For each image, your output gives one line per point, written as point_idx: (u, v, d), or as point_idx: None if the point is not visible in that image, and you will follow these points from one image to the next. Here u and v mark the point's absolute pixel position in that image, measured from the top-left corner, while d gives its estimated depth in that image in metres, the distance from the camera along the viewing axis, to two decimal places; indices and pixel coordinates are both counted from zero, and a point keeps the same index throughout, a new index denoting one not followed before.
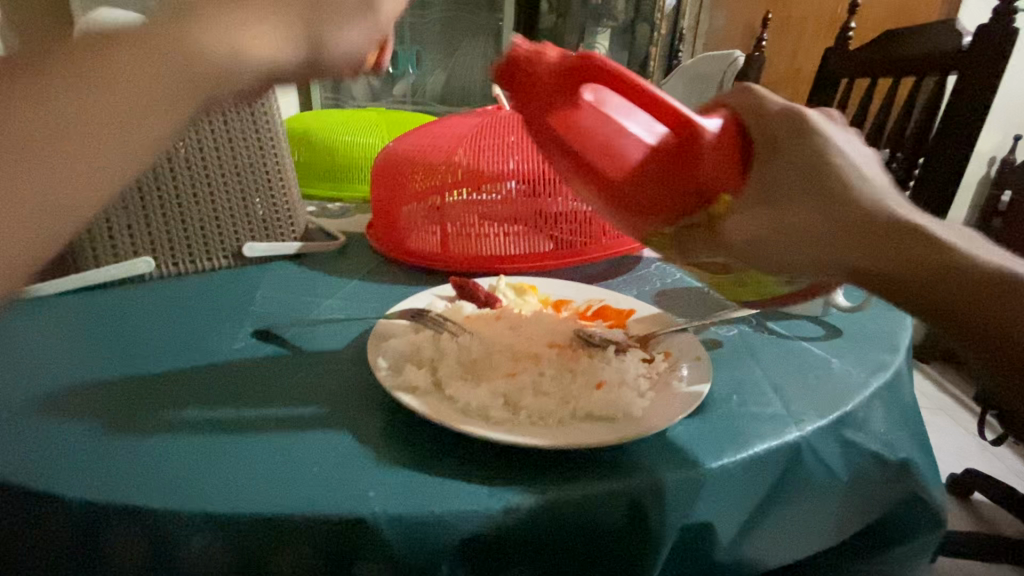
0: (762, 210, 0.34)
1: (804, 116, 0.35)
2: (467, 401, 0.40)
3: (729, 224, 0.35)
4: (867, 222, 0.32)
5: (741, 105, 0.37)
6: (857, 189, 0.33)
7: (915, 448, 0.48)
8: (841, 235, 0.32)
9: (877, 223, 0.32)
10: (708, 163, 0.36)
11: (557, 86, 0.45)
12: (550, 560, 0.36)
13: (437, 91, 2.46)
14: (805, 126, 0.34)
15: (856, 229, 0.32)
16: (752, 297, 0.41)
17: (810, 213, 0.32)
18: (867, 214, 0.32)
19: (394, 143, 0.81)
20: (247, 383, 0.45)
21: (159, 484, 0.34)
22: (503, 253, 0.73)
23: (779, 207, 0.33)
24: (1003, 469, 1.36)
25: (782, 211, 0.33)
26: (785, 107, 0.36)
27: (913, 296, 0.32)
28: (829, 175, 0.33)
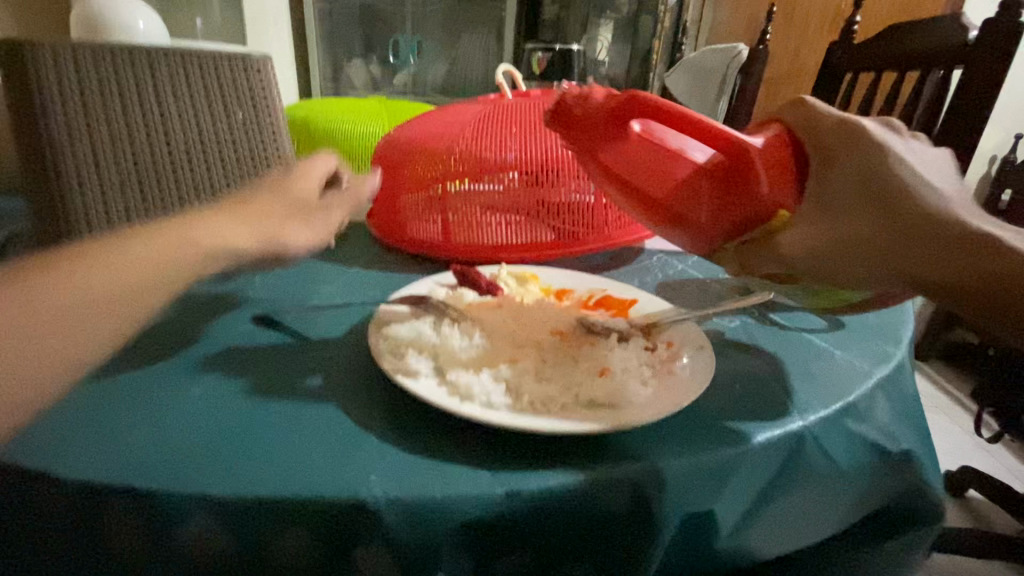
0: (821, 222, 0.35)
1: (860, 127, 0.36)
2: (469, 385, 0.39)
3: (787, 237, 0.36)
4: (925, 225, 0.32)
5: (798, 120, 0.39)
6: (914, 193, 0.33)
7: (918, 440, 0.47)
8: (899, 239, 0.32)
9: (939, 224, 0.32)
10: (763, 182, 0.40)
11: (606, 122, 0.52)
12: (550, 546, 0.36)
13: (438, 82, 2.49)
14: (855, 135, 0.36)
15: (913, 230, 0.32)
16: (828, 305, 0.43)
17: (865, 220, 0.33)
18: (928, 215, 0.32)
19: (394, 131, 0.80)
20: (246, 368, 0.45)
21: (155, 466, 0.34)
22: (505, 241, 0.73)
23: (838, 217, 0.34)
24: (999, 467, 1.36)
25: (841, 222, 0.34)
26: (839, 117, 0.37)
27: (985, 300, 0.31)
28: (885, 182, 0.33)
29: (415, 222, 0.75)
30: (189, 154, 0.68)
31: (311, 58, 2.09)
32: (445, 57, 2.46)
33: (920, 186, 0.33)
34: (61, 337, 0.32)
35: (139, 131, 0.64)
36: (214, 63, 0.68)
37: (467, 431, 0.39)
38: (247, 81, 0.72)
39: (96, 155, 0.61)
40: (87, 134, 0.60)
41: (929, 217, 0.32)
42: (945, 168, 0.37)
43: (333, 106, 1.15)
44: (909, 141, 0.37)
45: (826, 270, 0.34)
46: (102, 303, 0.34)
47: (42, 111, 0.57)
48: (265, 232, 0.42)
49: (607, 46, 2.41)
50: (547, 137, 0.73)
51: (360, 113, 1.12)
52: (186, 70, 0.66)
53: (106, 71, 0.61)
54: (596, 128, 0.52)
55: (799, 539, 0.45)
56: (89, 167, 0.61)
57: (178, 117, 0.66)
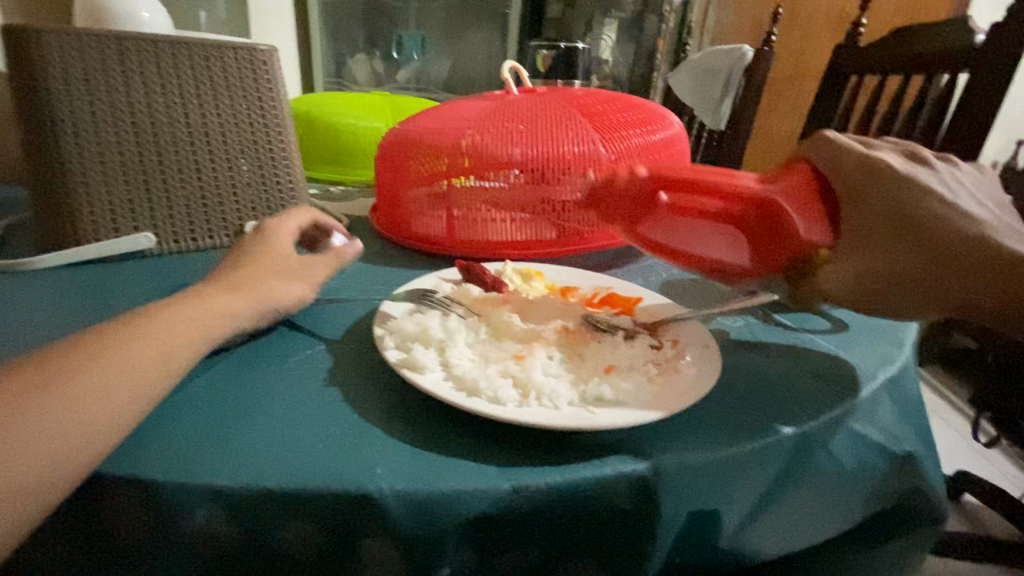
0: (856, 255, 0.42)
1: (884, 163, 0.42)
2: (477, 382, 0.39)
3: (825, 274, 0.43)
4: (948, 251, 0.40)
5: (824, 157, 0.45)
6: (943, 220, 0.40)
7: (920, 442, 0.47)
8: (929, 263, 0.40)
9: (959, 248, 0.40)
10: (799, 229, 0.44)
11: (637, 194, 0.53)
12: (555, 541, 0.36)
13: (441, 78, 2.48)
14: (881, 173, 0.42)
15: (939, 256, 0.40)
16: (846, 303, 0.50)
17: (901, 251, 0.40)
18: (949, 241, 0.40)
19: (400, 126, 0.79)
20: (251, 361, 0.45)
21: (160, 459, 0.33)
22: (510, 239, 0.73)
23: (871, 251, 0.41)
24: (994, 471, 1.37)
25: (874, 255, 0.41)
26: (867, 154, 0.43)
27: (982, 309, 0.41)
28: (915, 216, 0.40)
29: (419, 218, 0.75)
30: (192, 147, 0.65)
31: (315, 51, 2.08)
32: (448, 53, 2.46)
33: (946, 212, 0.40)
34: (96, 403, 0.32)
35: (143, 120, 0.63)
36: (223, 54, 0.65)
37: (473, 426, 0.39)
38: (254, 73, 0.68)
39: (99, 143, 0.61)
40: (92, 122, 0.61)
41: (950, 242, 0.40)
42: (967, 187, 0.43)
43: (336, 99, 1.14)
44: (927, 170, 0.43)
45: (868, 293, 0.42)
46: (128, 370, 0.34)
47: (48, 98, 0.59)
48: (260, 296, 0.47)
49: (611, 45, 2.41)
50: (554, 134, 0.72)
51: (364, 106, 1.11)
52: (192, 60, 0.63)
53: (110, 57, 0.60)
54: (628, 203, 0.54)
55: (801, 539, 0.45)
56: (93, 155, 0.61)
57: (182, 108, 0.64)
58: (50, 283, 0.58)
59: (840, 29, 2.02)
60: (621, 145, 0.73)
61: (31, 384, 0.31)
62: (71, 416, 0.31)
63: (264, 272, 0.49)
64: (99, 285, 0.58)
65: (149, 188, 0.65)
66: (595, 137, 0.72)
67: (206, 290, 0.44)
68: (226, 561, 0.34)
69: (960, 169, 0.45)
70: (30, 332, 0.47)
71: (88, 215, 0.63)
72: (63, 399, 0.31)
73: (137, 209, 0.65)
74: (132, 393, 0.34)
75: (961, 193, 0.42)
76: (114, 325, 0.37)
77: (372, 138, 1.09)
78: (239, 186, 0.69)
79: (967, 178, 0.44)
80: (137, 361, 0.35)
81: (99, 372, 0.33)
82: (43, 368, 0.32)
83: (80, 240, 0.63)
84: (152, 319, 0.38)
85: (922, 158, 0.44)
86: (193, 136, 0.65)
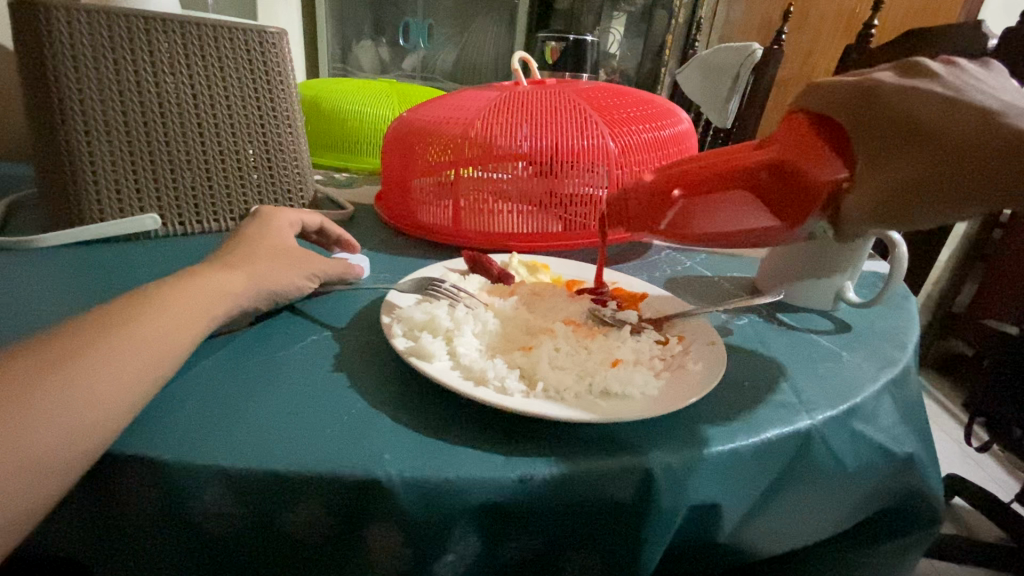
0: (869, 176, 0.33)
1: (881, 81, 0.33)
2: (484, 370, 0.40)
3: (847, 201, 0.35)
4: (971, 137, 0.30)
5: (818, 101, 0.37)
6: (952, 115, 0.31)
7: (920, 445, 0.48)
8: (953, 162, 0.30)
9: (985, 135, 0.30)
10: (814, 168, 0.37)
11: (649, 196, 0.52)
12: (557, 530, 0.36)
13: (447, 68, 2.48)
14: (868, 89, 0.34)
15: (958, 150, 0.30)
16: None
17: (918, 158, 0.31)
18: (966, 128, 0.30)
19: (409, 114, 0.78)
20: (257, 345, 0.45)
21: (170, 439, 0.34)
22: (515, 231, 0.73)
23: (885, 166, 0.33)
24: (983, 476, 1.38)
25: (888, 171, 0.33)
26: (854, 80, 0.35)
27: None
28: (928, 113, 0.31)
29: (425, 207, 0.75)
30: (199, 130, 0.65)
31: (321, 36, 2.08)
32: (455, 42, 2.43)
33: (960, 106, 0.31)
34: (114, 372, 0.33)
35: (152, 101, 0.62)
36: (232, 35, 0.64)
37: (478, 415, 0.39)
38: (263, 56, 0.67)
39: (107, 124, 0.61)
40: (99, 102, 0.60)
41: (971, 128, 0.30)
42: (982, 82, 0.32)
43: (345, 85, 1.14)
44: (936, 69, 0.33)
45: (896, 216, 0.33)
46: (141, 339, 0.35)
47: (55, 76, 0.58)
48: (258, 278, 0.46)
49: (619, 39, 2.38)
50: (563, 127, 0.72)
51: (372, 93, 1.11)
52: (201, 42, 0.62)
53: (119, 36, 0.59)
54: (649, 205, 0.53)
55: (797, 537, 0.45)
56: (100, 136, 0.61)
57: (190, 90, 0.63)
58: (56, 261, 0.58)
59: (849, 31, 2.02)
60: (630, 139, 0.73)
61: (55, 357, 0.32)
62: (86, 389, 0.31)
63: (264, 256, 0.49)
64: (104, 266, 0.58)
65: (156, 170, 0.64)
66: (605, 131, 0.72)
67: (202, 269, 0.44)
68: (234, 543, 0.34)
69: (971, 71, 0.33)
70: (37, 310, 0.47)
71: (94, 194, 0.62)
72: (66, 382, 0.31)
73: (144, 189, 0.65)
74: (129, 375, 0.33)
75: (970, 88, 0.32)
76: (110, 308, 0.36)
77: (377, 127, 1.08)
78: (246, 170, 0.70)
79: (980, 76, 0.33)
80: (136, 345, 0.34)
81: (98, 355, 0.33)
82: (40, 354, 0.32)
83: (84, 220, 0.63)
84: (147, 300, 0.38)
85: (921, 69, 0.34)
86: (200, 115, 0.64)
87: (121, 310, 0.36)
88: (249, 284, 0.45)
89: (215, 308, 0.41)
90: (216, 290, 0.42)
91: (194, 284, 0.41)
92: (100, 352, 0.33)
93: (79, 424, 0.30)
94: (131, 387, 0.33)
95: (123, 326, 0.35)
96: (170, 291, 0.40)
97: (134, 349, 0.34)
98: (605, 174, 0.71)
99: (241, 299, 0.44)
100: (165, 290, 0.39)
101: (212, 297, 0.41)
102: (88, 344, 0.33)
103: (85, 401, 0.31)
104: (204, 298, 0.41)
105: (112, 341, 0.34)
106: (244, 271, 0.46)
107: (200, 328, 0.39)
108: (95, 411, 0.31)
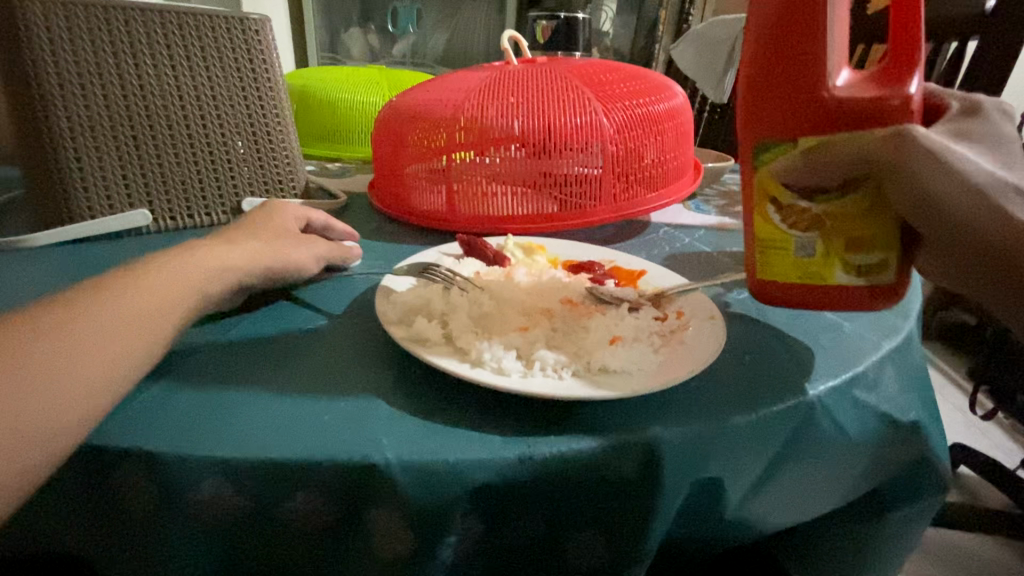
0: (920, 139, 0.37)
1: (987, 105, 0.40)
2: (481, 352, 0.39)
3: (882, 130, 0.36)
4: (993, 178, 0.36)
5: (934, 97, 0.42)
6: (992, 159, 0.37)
7: (924, 411, 0.47)
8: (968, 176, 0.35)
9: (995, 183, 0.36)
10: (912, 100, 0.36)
11: None
12: (559, 510, 0.36)
13: (438, 53, 2.45)
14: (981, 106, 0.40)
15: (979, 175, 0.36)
16: (797, 276, 0.42)
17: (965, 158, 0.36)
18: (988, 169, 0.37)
19: (398, 99, 0.77)
20: (250, 336, 0.44)
21: (166, 431, 0.33)
22: (510, 213, 0.71)
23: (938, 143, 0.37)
24: (987, 444, 1.38)
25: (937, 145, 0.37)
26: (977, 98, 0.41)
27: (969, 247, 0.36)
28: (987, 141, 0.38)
29: (419, 193, 0.74)
30: (185, 122, 0.64)
31: (308, 25, 2.05)
32: (444, 25, 2.39)
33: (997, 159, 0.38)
34: (112, 341, 0.33)
35: (134, 94, 0.61)
36: (213, 24, 0.63)
37: (476, 396, 0.38)
38: (246, 45, 0.66)
39: (90, 119, 0.60)
40: (81, 98, 0.59)
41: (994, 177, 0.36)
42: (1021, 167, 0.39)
43: (333, 73, 1.12)
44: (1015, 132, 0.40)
45: (906, 161, 0.35)
46: (137, 313, 0.35)
47: (35, 73, 0.57)
48: (258, 253, 0.46)
49: (612, 16, 2.34)
50: (556, 105, 0.70)
51: (361, 80, 1.09)
52: (182, 32, 0.61)
53: (97, 29, 0.58)
54: None
55: (802, 510, 0.45)
56: (84, 132, 0.60)
57: (174, 83, 0.62)
58: (45, 260, 0.57)
59: None
60: (624, 116, 0.71)
61: (52, 325, 0.32)
62: (81, 355, 0.31)
63: (259, 235, 0.49)
64: (96, 263, 0.57)
65: (144, 165, 0.63)
66: (597, 107, 0.71)
67: (200, 245, 0.44)
68: (234, 533, 0.34)
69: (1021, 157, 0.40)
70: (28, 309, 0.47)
71: (83, 190, 0.62)
72: (41, 362, 0.30)
73: (133, 186, 0.64)
74: (107, 356, 0.32)
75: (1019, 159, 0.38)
76: (101, 285, 0.36)
77: (368, 115, 1.07)
78: (235, 163, 0.68)
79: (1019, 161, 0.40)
80: (130, 317, 0.34)
81: (85, 331, 0.32)
82: (38, 320, 0.32)
83: (74, 218, 0.62)
84: (146, 272, 0.38)
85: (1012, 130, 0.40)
86: (185, 108, 0.63)
87: (119, 280, 0.36)
88: (247, 258, 0.45)
89: (213, 281, 0.41)
90: (215, 261, 0.42)
91: (192, 256, 0.41)
92: (99, 319, 0.33)
93: (78, 392, 0.30)
94: (129, 356, 0.33)
95: (121, 294, 0.35)
96: (167, 261, 0.40)
97: (136, 318, 0.35)
98: (601, 152, 0.70)
99: (245, 275, 0.44)
100: (161, 262, 0.40)
101: (211, 268, 0.42)
102: (87, 311, 0.33)
103: (86, 368, 0.31)
104: (202, 270, 0.41)
105: (111, 309, 0.34)
106: (245, 248, 0.46)
107: (196, 301, 0.39)
108: (94, 380, 0.31)
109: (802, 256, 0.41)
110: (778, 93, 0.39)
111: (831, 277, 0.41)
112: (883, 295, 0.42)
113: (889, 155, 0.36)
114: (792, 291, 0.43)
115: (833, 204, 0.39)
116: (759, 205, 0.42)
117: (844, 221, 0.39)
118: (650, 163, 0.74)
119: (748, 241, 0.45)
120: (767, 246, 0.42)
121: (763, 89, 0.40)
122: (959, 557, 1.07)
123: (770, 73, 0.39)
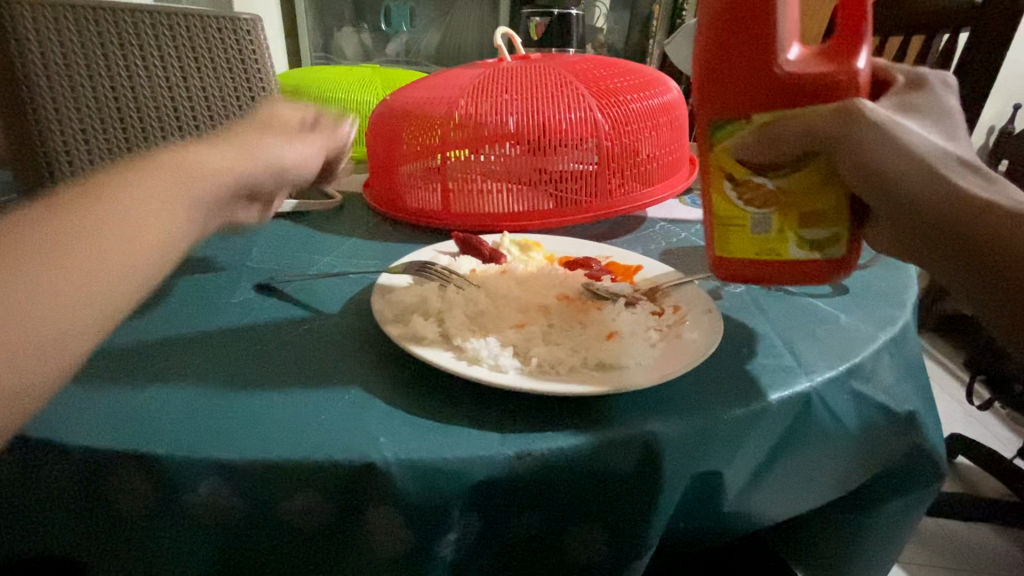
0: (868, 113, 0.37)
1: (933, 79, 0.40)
2: (478, 349, 0.39)
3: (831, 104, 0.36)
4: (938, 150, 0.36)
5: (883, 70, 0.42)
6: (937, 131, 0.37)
7: (921, 402, 0.48)
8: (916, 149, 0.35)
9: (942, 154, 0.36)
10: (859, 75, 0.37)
11: None
12: (559, 506, 0.36)
13: (431, 51, 2.44)
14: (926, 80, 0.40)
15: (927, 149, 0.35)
16: (751, 251, 0.42)
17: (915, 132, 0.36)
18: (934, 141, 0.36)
19: (390, 98, 0.77)
20: (247, 337, 0.44)
21: (163, 434, 0.33)
22: (505, 210, 0.71)
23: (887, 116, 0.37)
24: (985, 434, 1.39)
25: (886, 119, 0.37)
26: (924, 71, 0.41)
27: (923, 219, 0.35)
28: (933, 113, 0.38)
29: (413, 192, 0.74)
30: (177, 122, 0.65)
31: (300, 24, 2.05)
32: (438, 23, 2.38)
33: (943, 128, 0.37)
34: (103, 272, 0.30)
35: (127, 96, 0.61)
36: (202, 23, 0.63)
37: (473, 394, 0.38)
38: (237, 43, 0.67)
39: (82, 124, 0.59)
40: (71, 102, 0.58)
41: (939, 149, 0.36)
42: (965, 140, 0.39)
43: (326, 73, 1.11)
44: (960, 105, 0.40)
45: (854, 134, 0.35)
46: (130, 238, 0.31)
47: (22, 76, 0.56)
48: (259, 153, 0.41)
49: (606, 12, 2.33)
50: (551, 102, 0.70)
51: (354, 79, 1.09)
52: (172, 32, 0.61)
53: (86, 30, 0.56)
54: None
55: (801, 502, 0.45)
56: (77, 137, 0.59)
57: (165, 83, 0.63)
58: None
59: None
60: (619, 111, 0.71)
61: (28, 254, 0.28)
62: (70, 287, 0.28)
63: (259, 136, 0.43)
64: None
65: None
66: (592, 103, 0.70)
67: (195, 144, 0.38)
68: (234, 535, 0.34)
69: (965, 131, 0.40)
70: None
71: None
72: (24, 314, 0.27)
73: None
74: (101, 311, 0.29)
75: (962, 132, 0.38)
76: (73, 192, 0.31)
77: (361, 114, 1.06)
78: None
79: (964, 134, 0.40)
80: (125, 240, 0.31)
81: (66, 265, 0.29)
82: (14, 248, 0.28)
83: None
84: (131, 182, 0.33)
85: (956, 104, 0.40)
86: (177, 108, 0.64)
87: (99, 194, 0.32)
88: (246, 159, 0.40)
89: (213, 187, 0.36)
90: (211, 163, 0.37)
91: (184, 159, 0.36)
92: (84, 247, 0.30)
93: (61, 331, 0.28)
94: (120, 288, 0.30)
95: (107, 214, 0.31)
96: (154, 167, 0.35)
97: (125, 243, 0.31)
98: (596, 148, 0.70)
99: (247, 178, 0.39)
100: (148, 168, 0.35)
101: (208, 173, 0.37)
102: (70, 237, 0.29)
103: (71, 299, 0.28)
104: (199, 178, 0.36)
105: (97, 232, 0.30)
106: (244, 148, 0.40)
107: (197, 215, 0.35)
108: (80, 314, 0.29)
109: (757, 232, 0.41)
110: (730, 72, 0.39)
111: (785, 252, 0.41)
112: (835, 269, 0.42)
113: (839, 128, 0.35)
114: (748, 268, 0.43)
115: (786, 179, 0.39)
116: (717, 181, 0.41)
117: (795, 195, 0.39)
118: (645, 158, 0.74)
119: (705, 219, 0.44)
120: (723, 221, 0.42)
121: (714, 68, 0.40)
122: (958, 547, 1.08)
123: (721, 52, 0.39)
